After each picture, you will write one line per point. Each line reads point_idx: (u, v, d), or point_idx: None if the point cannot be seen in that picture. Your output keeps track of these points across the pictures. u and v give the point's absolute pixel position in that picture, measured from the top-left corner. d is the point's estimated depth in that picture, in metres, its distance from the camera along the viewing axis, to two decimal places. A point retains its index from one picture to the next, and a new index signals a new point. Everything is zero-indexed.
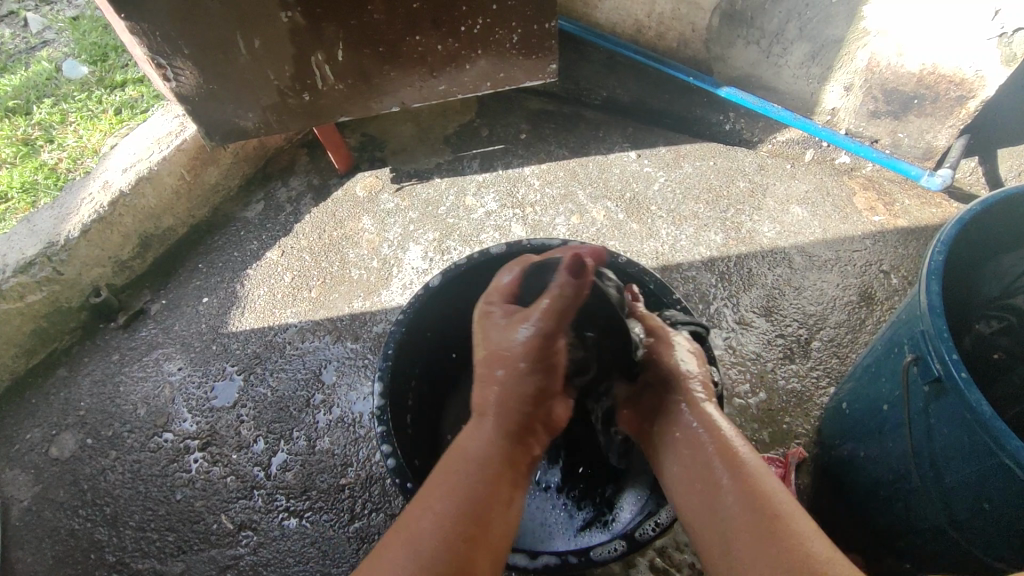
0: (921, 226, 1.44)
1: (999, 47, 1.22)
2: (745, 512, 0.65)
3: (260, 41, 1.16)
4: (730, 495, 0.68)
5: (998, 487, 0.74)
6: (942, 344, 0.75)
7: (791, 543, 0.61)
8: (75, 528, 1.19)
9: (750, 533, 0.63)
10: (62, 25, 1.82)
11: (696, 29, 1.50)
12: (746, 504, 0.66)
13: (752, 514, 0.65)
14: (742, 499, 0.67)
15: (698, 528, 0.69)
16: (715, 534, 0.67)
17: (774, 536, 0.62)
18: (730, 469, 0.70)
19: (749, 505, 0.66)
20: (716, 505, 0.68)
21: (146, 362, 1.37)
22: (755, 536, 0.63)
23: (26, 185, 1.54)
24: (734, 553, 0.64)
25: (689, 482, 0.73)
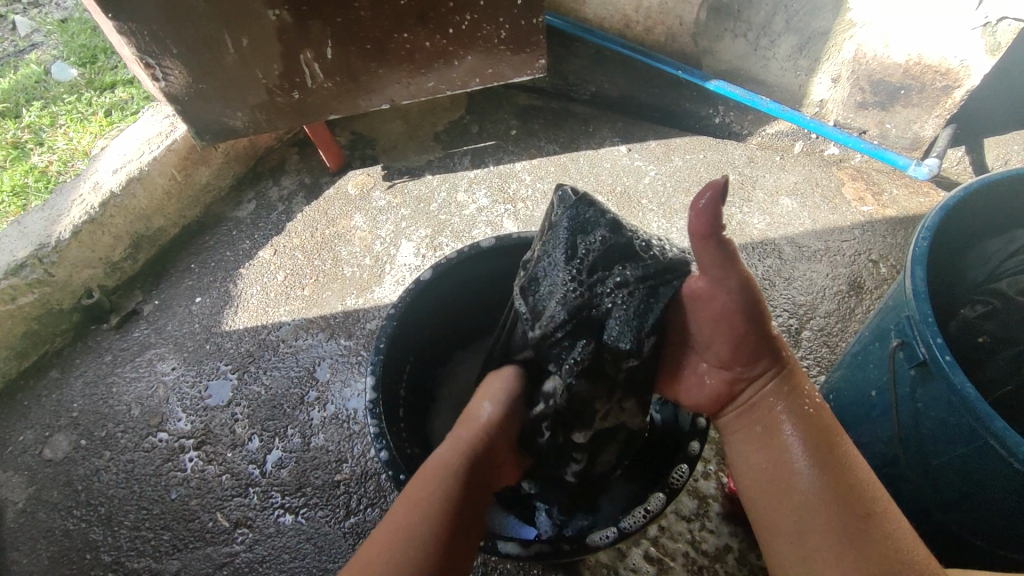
0: (909, 216, 1.45)
1: (983, 36, 1.23)
2: (830, 506, 0.68)
3: (248, 39, 1.17)
4: (810, 476, 0.71)
5: (983, 467, 0.75)
6: (927, 329, 0.76)
7: (881, 538, 0.66)
8: (69, 529, 1.19)
9: (831, 530, 0.67)
10: (50, 28, 1.81)
11: (684, 23, 1.51)
12: (830, 496, 0.69)
13: (838, 505, 0.68)
14: (825, 481, 0.70)
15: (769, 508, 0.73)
16: (793, 518, 0.70)
17: (865, 529, 0.66)
18: (813, 444, 0.73)
19: (835, 490, 0.69)
20: (794, 487, 0.71)
21: (139, 362, 1.37)
22: (842, 527, 0.67)
23: (16, 188, 1.53)
24: (807, 535, 0.69)
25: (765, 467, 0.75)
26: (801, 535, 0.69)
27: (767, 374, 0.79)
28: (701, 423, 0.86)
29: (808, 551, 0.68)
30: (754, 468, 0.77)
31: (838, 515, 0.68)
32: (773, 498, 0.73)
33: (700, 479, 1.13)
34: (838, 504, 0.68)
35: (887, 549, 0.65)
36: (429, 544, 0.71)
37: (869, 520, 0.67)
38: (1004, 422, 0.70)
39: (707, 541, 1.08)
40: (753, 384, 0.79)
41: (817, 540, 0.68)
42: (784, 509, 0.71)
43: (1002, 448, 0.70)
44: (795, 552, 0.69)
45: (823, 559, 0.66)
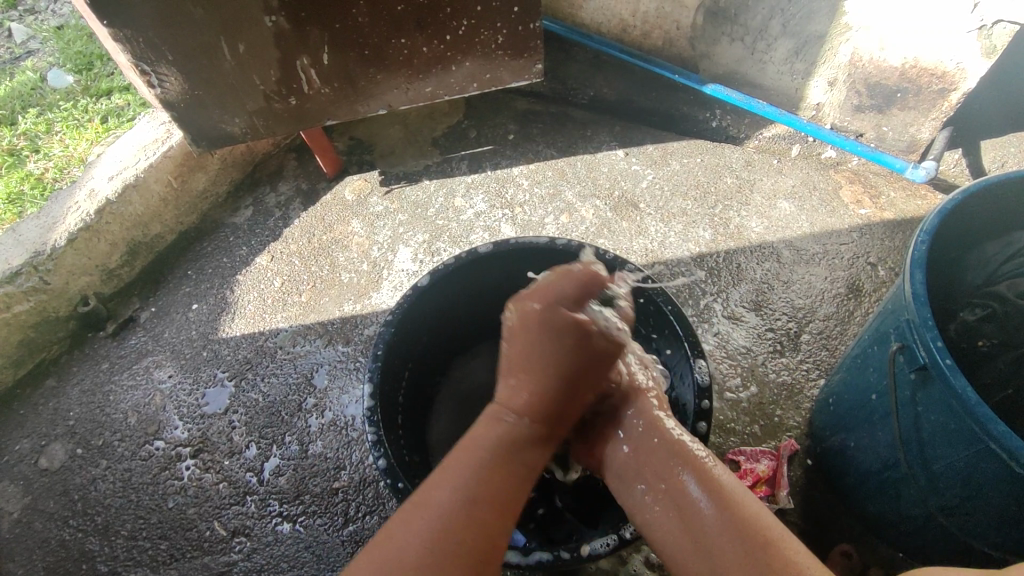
0: (907, 219, 1.45)
1: (979, 39, 1.23)
2: (726, 540, 0.68)
3: (245, 46, 1.16)
4: (711, 517, 0.70)
5: (985, 472, 0.74)
6: (926, 332, 0.76)
7: (780, 565, 0.64)
8: (66, 539, 1.18)
9: (737, 567, 0.65)
10: (46, 34, 1.81)
11: (681, 27, 1.51)
12: (729, 532, 0.68)
13: (739, 542, 0.67)
14: (722, 521, 0.69)
15: (682, 557, 0.71)
16: (701, 563, 0.69)
17: (762, 561, 0.64)
18: (705, 487, 0.73)
19: (733, 530, 0.68)
20: (699, 531, 0.70)
21: (136, 370, 1.36)
22: (742, 562, 0.65)
23: (12, 196, 1.53)
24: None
25: (669, 517, 0.74)
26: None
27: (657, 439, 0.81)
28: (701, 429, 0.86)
29: None
30: (656, 530, 0.76)
31: (739, 549, 0.66)
32: (692, 548, 0.70)
33: None
34: (736, 531, 0.68)
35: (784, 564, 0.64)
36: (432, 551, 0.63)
37: (765, 545, 0.66)
38: (1006, 427, 0.70)
39: None
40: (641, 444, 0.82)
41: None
42: (691, 552, 0.70)
43: (1002, 452, 0.70)
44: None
45: None
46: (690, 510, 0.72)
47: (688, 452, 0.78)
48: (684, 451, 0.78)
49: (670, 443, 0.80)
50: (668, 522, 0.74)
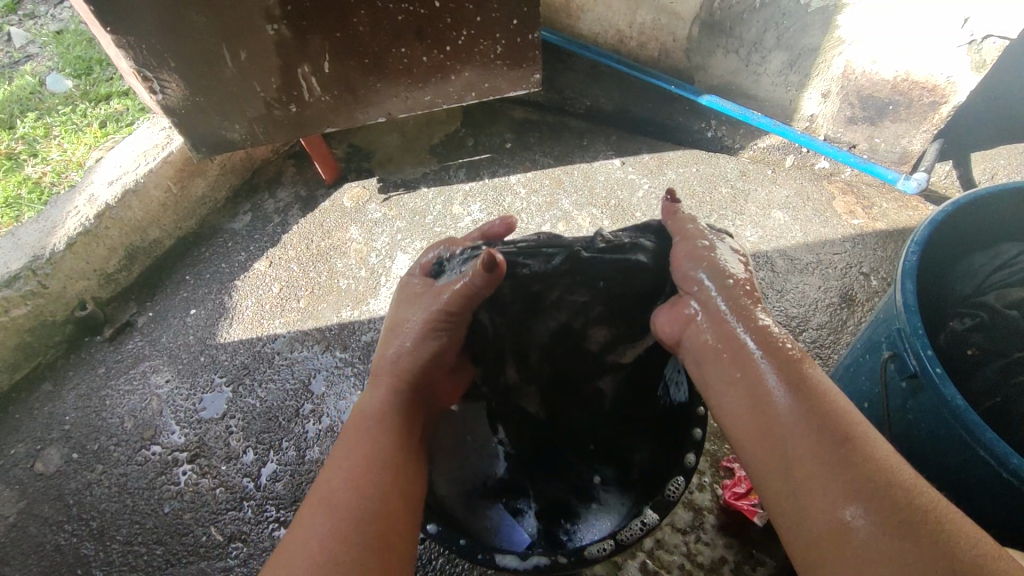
0: (899, 229, 1.47)
1: (969, 53, 1.26)
2: (812, 437, 0.65)
3: (246, 53, 1.18)
4: (793, 412, 0.68)
5: (975, 479, 0.76)
6: (917, 341, 0.78)
7: (872, 472, 0.61)
8: (60, 544, 1.18)
9: (822, 470, 0.63)
10: (46, 39, 1.82)
11: (677, 38, 1.53)
12: (816, 431, 0.65)
13: (826, 444, 0.64)
14: (807, 418, 0.67)
15: (753, 449, 0.69)
16: (773, 456, 0.67)
17: (852, 464, 0.62)
18: (790, 381, 0.70)
19: (818, 430, 0.65)
20: (776, 426, 0.68)
21: (133, 375, 1.36)
22: (827, 465, 0.63)
23: (10, 200, 1.53)
24: (797, 476, 0.64)
25: (741, 408, 0.72)
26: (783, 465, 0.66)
27: (750, 330, 0.76)
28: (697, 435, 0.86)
29: (801, 490, 0.64)
30: (732, 421, 0.73)
31: (827, 452, 0.63)
32: (760, 441, 0.68)
33: (696, 491, 1.14)
34: (822, 431, 0.65)
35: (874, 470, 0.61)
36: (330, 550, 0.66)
37: (849, 450, 0.63)
38: (994, 434, 0.71)
39: (703, 553, 1.08)
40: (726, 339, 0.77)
41: (805, 478, 0.63)
42: (764, 444, 0.68)
43: (992, 459, 0.71)
44: (785, 483, 0.65)
45: (819, 501, 0.62)
46: (768, 403, 0.70)
47: (769, 343, 0.74)
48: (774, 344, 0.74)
49: (755, 334, 0.75)
50: (741, 410, 0.72)
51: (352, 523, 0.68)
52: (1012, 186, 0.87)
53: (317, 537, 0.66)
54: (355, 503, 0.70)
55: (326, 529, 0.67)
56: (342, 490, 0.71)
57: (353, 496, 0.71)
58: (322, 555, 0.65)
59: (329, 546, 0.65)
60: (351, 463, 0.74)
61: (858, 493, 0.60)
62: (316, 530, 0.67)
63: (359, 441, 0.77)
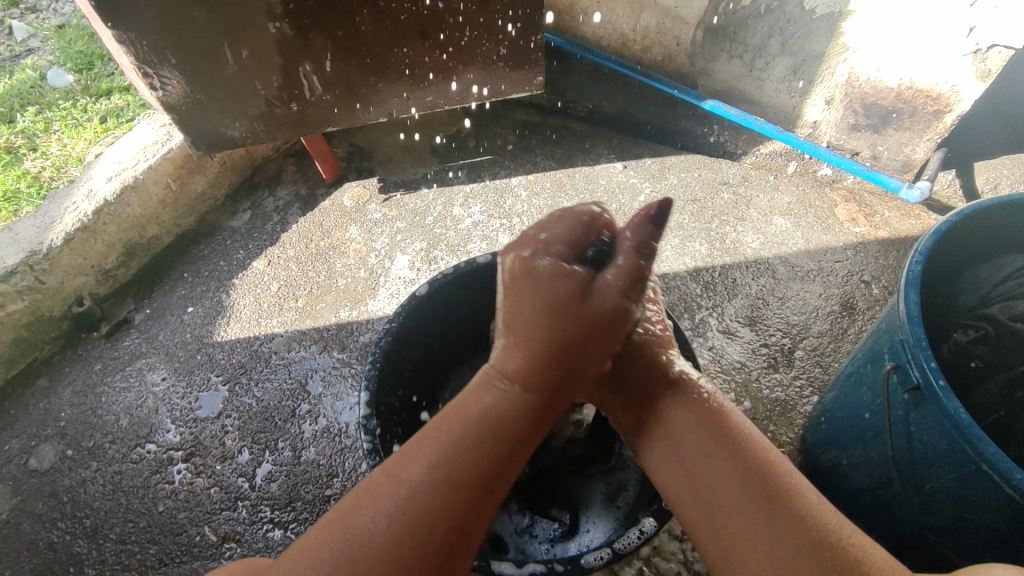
0: (901, 237, 1.46)
1: (974, 62, 1.26)
2: (740, 488, 0.63)
3: (248, 51, 1.17)
4: (741, 491, 0.63)
5: (976, 492, 0.75)
6: (920, 352, 0.77)
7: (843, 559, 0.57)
8: (53, 542, 1.17)
9: (784, 560, 0.58)
10: (47, 33, 1.81)
11: (681, 43, 1.53)
12: (765, 511, 0.61)
13: (784, 528, 0.59)
14: (754, 499, 0.62)
15: (694, 522, 0.66)
16: (726, 543, 0.62)
17: (823, 552, 0.57)
18: (729, 451, 0.66)
19: (769, 517, 0.60)
20: (718, 505, 0.63)
21: (129, 372, 1.35)
22: (793, 553, 0.58)
23: (7, 194, 1.52)
24: (747, 564, 0.60)
25: (687, 483, 0.67)
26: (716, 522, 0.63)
27: (687, 406, 0.72)
28: None
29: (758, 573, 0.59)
30: (665, 478, 0.71)
31: (786, 539, 0.59)
32: (709, 517, 0.64)
33: None
34: (747, 470, 0.64)
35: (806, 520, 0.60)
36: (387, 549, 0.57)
37: (778, 503, 0.61)
38: (997, 448, 0.70)
39: (700, 562, 1.07)
40: (655, 396, 0.76)
41: (759, 564, 0.59)
42: (694, 497, 0.66)
43: (994, 474, 0.70)
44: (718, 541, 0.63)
45: None
46: (714, 475, 0.65)
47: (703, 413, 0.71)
48: (690, 396, 0.74)
49: (685, 410, 0.72)
50: (683, 485, 0.68)
51: (428, 509, 0.59)
52: (1019, 195, 0.86)
53: (379, 525, 0.58)
54: (436, 478, 0.61)
55: (388, 511, 0.59)
56: (445, 471, 0.61)
57: (439, 481, 0.61)
58: (394, 547, 0.57)
59: (391, 532, 0.57)
60: (457, 432, 0.64)
61: (791, 542, 0.58)
62: (391, 508, 0.59)
63: (467, 420, 0.65)
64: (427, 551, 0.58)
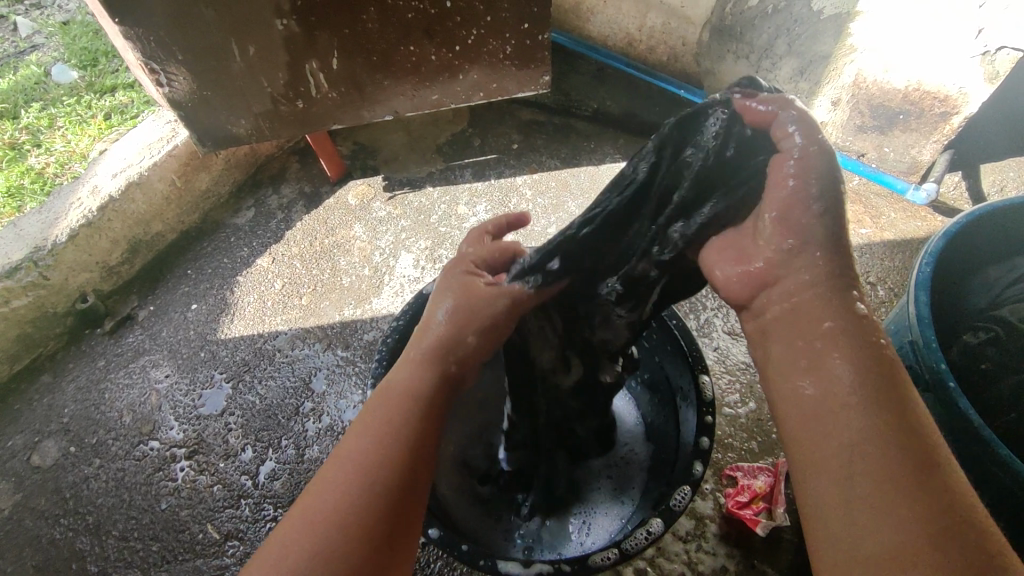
0: (907, 239, 1.46)
1: (982, 64, 1.25)
2: (896, 465, 0.53)
3: (255, 48, 1.17)
4: (891, 469, 0.52)
5: (985, 496, 0.74)
6: (931, 354, 0.77)
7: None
8: (56, 538, 1.17)
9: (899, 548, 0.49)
10: (52, 29, 1.81)
11: (687, 43, 1.54)
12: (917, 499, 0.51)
13: (922, 515, 0.50)
14: (905, 485, 0.51)
15: (810, 455, 0.57)
16: (846, 522, 0.52)
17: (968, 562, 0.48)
18: (879, 398, 0.56)
19: (905, 505, 0.51)
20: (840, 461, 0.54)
21: (133, 369, 1.35)
22: (928, 542, 0.49)
23: (12, 189, 1.52)
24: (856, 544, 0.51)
25: (810, 408, 0.59)
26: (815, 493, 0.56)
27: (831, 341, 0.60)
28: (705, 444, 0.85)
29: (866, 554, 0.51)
30: (777, 397, 0.62)
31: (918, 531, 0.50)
32: (831, 469, 0.55)
33: (699, 500, 1.13)
34: (879, 443, 0.54)
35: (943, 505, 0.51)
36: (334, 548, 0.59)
37: (923, 482, 0.52)
38: (1008, 451, 0.70)
39: (704, 564, 1.07)
40: (784, 314, 0.63)
41: (877, 532, 0.50)
42: (828, 458, 0.55)
43: (1005, 477, 0.70)
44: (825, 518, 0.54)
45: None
46: (847, 433, 0.55)
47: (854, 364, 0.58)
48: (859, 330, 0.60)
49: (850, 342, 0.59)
50: (805, 433, 0.58)
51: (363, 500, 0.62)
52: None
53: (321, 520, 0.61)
54: (356, 471, 0.64)
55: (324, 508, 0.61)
56: (374, 454, 0.66)
57: (365, 469, 0.64)
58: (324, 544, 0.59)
59: (335, 525, 0.60)
60: (373, 429, 0.68)
61: (928, 531, 0.49)
62: (329, 504, 0.62)
63: (381, 415, 0.70)
64: (371, 526, 0.61)
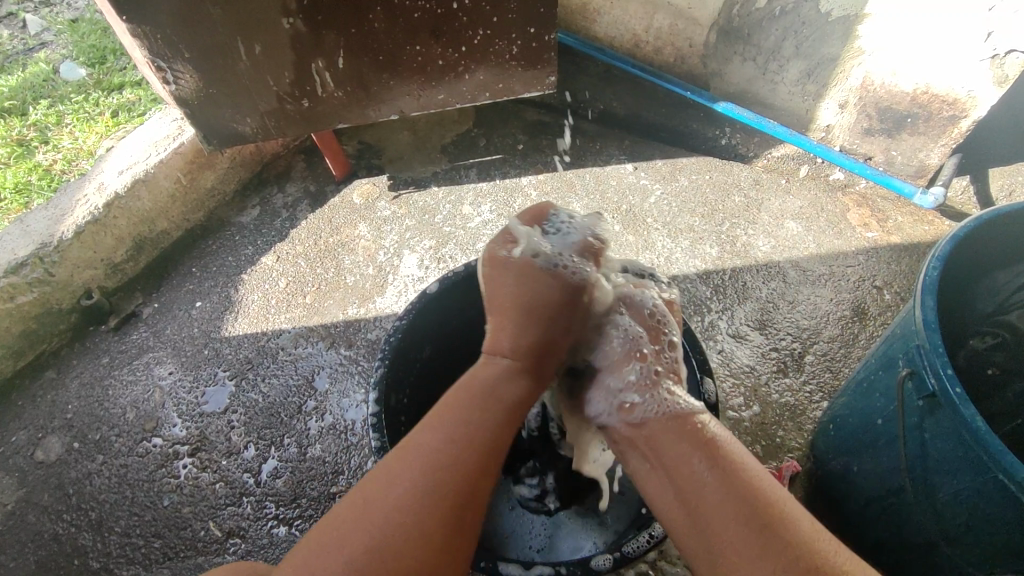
0: (914, 243, 1.45)
1: (992, 68, 1.24)
2: (732, 515, 0.61)
3: (261, 47, 1.17)
4: (706, 475, 0.64)
5: (990, 503, 0.74)
6: (937, 359, 0.76)
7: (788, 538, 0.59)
8: (58, 534, 1.17)
9: (747, 547, 0.59)
10: (60, 27, 1.82)
11: (694, 44, 1.52)
12: (734, 509, 0.61)
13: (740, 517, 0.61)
14: (720, 484, 0.63)
15: (673, 520, 0.66)
16: (704, 554, 0.61)
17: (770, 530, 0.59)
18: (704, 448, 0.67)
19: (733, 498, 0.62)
20: (694, 501, 0.64)
21: (137, 366, 1.36)
22: (745, 532, 0.59)
23: (19, 186, 1.53)
24: (718, 559, 0.60)
25: (665, 475, 0.67)
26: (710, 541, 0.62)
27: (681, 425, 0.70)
28: None
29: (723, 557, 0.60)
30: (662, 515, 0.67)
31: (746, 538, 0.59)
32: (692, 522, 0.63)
33: None
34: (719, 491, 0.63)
35: (776, 530, 0.59)
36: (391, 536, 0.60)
37: (768, 524, 0.60)
38: (1014, 458, 0.69)
39: None
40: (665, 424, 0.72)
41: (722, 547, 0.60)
42: (693, 514, 0.63)
43: (1012, 484, 0.69)
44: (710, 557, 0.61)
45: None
46: (678, 464, 0.67)
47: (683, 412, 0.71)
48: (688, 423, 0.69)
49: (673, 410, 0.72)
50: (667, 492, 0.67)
51: (445, 488, 0.64)
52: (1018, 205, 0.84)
53: (392, 508, 0.62)
54: (442, 469, 0.65)
55: (404, 495, 0.63)
56: (456, 456, 0.66)
57: (448, 460, 0.66)
58: (404, 535, 0.60)
59: (400, 527, 0.61)
60: (454, 419, 0.69)
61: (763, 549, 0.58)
62: (406, 493, 0.63)
63: (471, 412, 0.71)
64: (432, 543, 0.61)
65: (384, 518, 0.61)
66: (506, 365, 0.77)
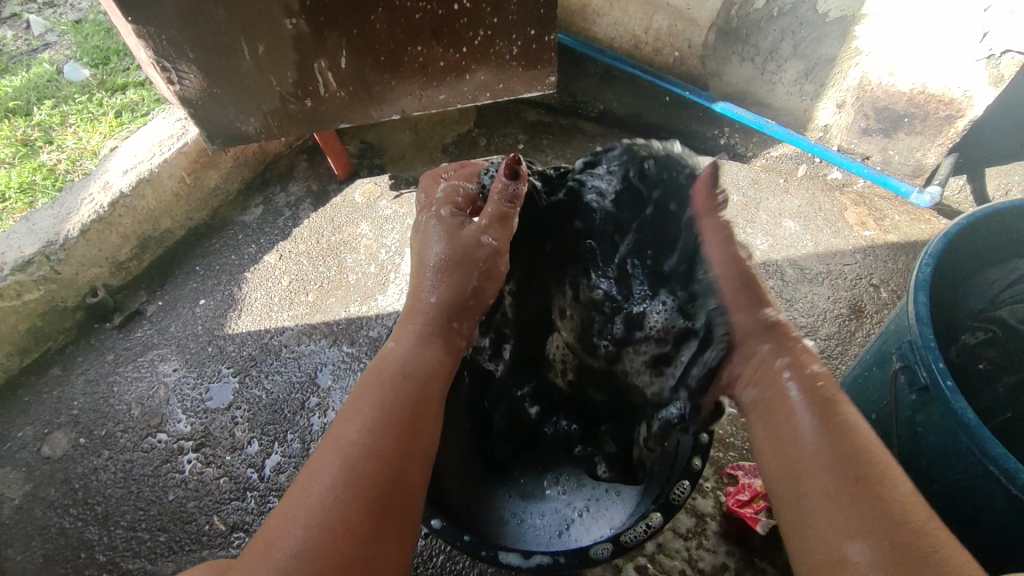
0: (911, 242, 1.46)
1: (987, 68, 1.25)
2: (834, 483, 0.60)
3: (264, 47, 1.18)
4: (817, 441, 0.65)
5: (983, 494, 0.75)
6: (929, 353, 0.77)
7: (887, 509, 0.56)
8: (64, 528, 1.19)
9: (832, 505, 0.59)
10: (64, 28, 1.84)
11: (693, 45, 1.53)
12: (840, 475, 0.60)
13: (846, 488, 0.59)
14: (831, 451, 0.63)
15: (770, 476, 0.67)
16: (796, 513, 0.62)
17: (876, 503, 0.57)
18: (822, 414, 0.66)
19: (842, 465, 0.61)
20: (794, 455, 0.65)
21: (141, 362, 1.37)
22: (843, 502, 0.58)
23: (24, 185, 1.54)
24: (809, 519, 0.61)
25: (773, 436, 0.69)
26: (801, 505, 0.62)
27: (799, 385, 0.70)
28: (704, 438, 0.87)
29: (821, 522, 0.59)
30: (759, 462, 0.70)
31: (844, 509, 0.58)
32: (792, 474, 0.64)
33: (700, 498, 1.13)
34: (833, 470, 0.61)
35: (883, 507, 0.56)
36: (338, 501, 0.59)
37: (867, 488, 0.58)
38: (1004, 449, 0.70)
39: (704, 561, 1.08)
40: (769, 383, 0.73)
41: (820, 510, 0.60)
42: (787, 470, 0.65)
43: (1001, 474, 0.70)
44: (788, 519, 0.63)
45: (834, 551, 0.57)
46: (789, 430, 0.67)
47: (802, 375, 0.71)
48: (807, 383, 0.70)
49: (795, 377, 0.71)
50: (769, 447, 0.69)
51: (379, 452, 0.63)
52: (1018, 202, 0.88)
53: (330, 474, 0.61)
54: (376, 432, 0.65)
55: (343, 461, 0.62)
56: (381, 421, 0.66)
57: (381, 423, 0.66)
58: (351, 496, 0.59)
59: (345, 494, 0.59)
60: (385, 388, 0.69)
61: (863, 521, 0.56)
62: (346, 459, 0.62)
63: (391, 380, 0.71)
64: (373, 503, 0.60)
65: (327, 485, 0.60)
66: (425, 331, 0.78)
